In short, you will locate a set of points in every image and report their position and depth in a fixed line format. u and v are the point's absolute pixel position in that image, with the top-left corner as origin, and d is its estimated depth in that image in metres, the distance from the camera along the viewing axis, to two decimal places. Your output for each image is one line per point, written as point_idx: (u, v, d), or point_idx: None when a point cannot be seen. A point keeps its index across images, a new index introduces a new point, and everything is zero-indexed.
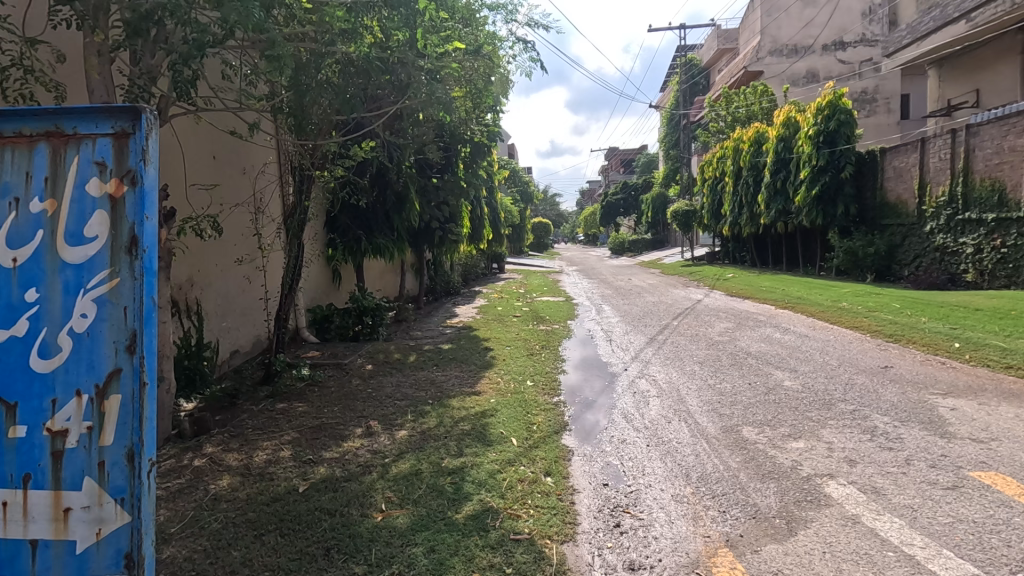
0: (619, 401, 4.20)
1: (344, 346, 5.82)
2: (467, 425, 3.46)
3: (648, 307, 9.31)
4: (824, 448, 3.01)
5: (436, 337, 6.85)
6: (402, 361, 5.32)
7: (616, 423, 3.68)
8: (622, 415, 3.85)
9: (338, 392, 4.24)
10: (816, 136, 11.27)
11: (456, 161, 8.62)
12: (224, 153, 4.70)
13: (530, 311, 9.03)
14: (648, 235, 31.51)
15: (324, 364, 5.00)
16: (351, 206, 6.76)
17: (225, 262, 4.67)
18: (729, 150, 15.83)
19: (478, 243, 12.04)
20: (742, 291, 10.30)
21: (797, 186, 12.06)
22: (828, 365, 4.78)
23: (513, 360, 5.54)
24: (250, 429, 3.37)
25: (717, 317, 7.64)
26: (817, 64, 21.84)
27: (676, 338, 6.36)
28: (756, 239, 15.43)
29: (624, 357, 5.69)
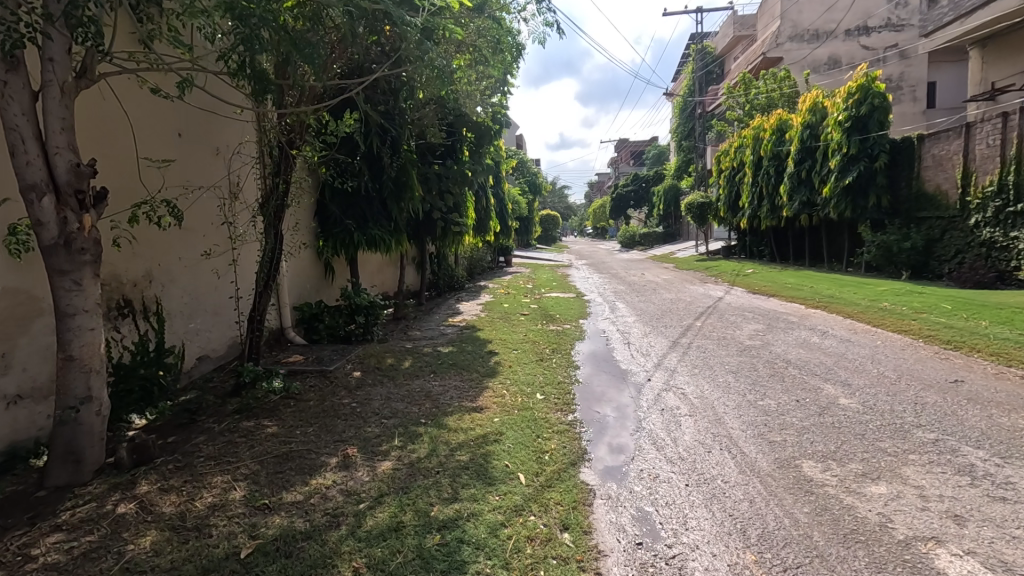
0: (643, 420, 3.60)
1: (332, 349, 5.23)
2: (464, 455, 2.86)
3: (666, 305, 8.65)
4: (915, 496, 2.38)
5: (435, 338, 6.25)
6: (396, 368, 4.72)
7: (643, 450, 3.08)
8: (650, 439, 3.24)
9: (317, 407, 3.64)
10: (846, 122, 10.58)
11: (461, 146, 8.01)
12: (191, 128, 4.09)
13: (539, 309, 8.39)
14: (659, 228, 30.73)
15: (307, 371, 4.42)
16: (344, 193, 6.17)
17: (190, 256, 4.08)
18: (748, 139, 15.08)
19: (483, 236, 11.40)
20: (765, 288, 9.61)
21: (824, 176, 11.34)
22: (884, 378, 4.13)
23: (520, 367, 4.92)
24: (200, 458, 2.79)
25: (743, 318, 6.98)
26: (839, 50, 20.95)
27: (701, 343, 5.72)
28: (776, 233, 14.68)
29: (646, 364, 5.06)
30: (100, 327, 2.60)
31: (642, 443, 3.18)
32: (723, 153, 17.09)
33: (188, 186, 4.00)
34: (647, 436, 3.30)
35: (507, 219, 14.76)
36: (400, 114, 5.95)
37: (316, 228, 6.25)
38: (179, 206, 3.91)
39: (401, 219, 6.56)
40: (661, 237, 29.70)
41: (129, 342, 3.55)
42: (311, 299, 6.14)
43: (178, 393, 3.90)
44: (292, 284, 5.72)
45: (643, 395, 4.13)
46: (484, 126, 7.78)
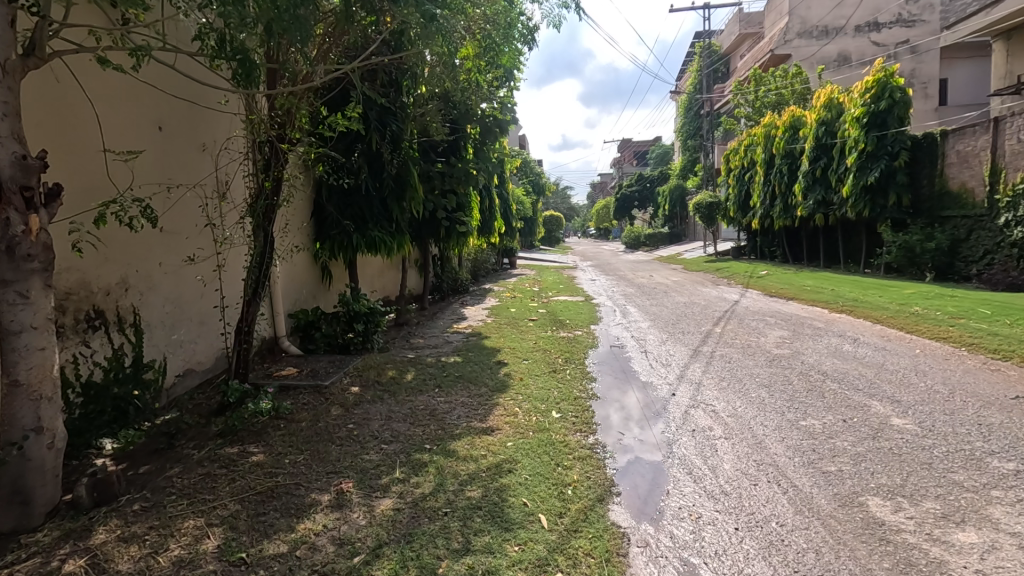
0: (673, 443, 3.22)
1: (329, 360, 4.86)
2: (475, 492, 2.48)
3: (681, 309, 8.26)
4: (1016, 548, 1.99)
5: (440, 346, 5.88)
6: (397, 382, 4.35)
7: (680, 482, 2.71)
8: (684, 468, 2.87)
9: (309, 430, 3.27)
10: (864, 118, 10.17)
11: (465, 144, 7.65)
12: (173, 122, 3.74)
13: (548, 314, 8.01)
14: (665, 228, 30.34)
15: (300, 386, 4.05)
16: (341, 192, 5.82)
17: (172, 260, 3.72)
18: (758, 137, 14.70)
19: (488, 237, 11.04)
20: (783, 291, 9.23)
21: (840, 174, 10.94)
22: (936, 393, 3.74)
23: (532, 379, 4.55)
24: (172, 496, 2.42)
25: (765, 324, 6.59)
26: (849, 47, 20.55)
27: (725, 352, 5.33)
28: (789, 233, 14.28)
29: (668, 376, 4.69)
30: (52, 346, 2.23)
31: (677, 474, 2.80)
32: (732, 151, 16.70)
33: (169, 184, 3.64)
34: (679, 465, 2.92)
35: (512, 220, 14.40)
36: (400, 108, 5.59)
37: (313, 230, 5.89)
38: (158, 206, 3.55)
39: (402, 220, 6.20)
40: (667, 237, 29.30)
41: (100, 357, 3.18)
42: (307, 305, 5.78)
43: (158, 413, 3.53)
44: (287, 289, 5.38)
45: (669, 414, 3.76)
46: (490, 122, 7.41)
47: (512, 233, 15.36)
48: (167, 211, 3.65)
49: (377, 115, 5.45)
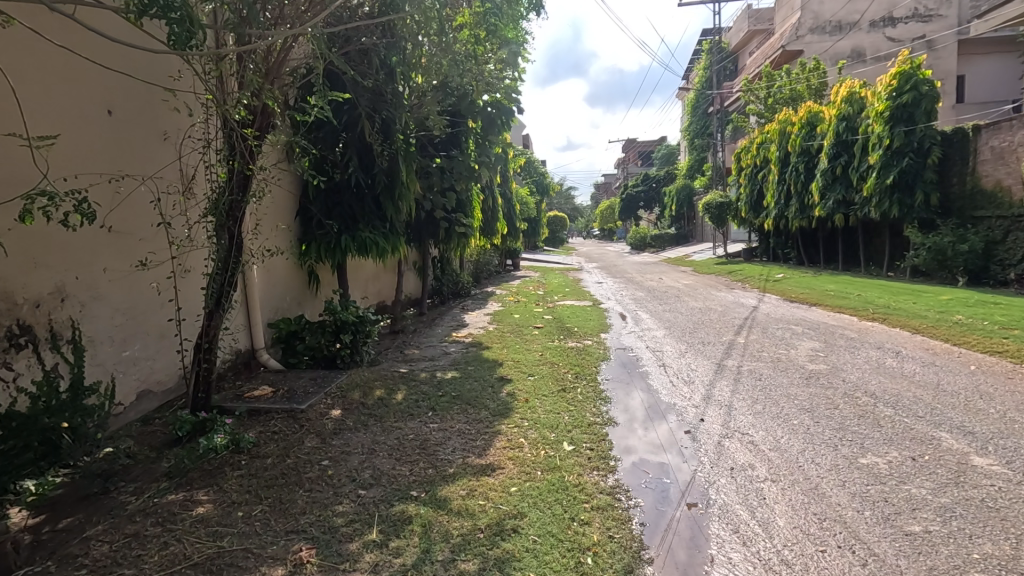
0: (674, 447, 3.22)
1: (312, 376, 4.35)
2: (471, 565, 1.96)
3: (698, 315, 7.71)
4: None
5: (436, 359, 5.36)
6: (385, 404, 3.82)
7: (689, 504, 2.51)
8: (679, 485, 2.72)
9: (275, 469, 2.75)
10: (887, 113, 9.59)
11: (466, 137, 7.13)
12: (124, 106, 3.23)
13: (554, 321, 7.48)
14: (671, 229, 29.84)
15: (272, 410, 3.52)
16: (329, 188, 5.34)
17: (120, 265, 3.19)
18: (772, 134, 14.16)
19: (491, 238, 10.53)
20: (804, 296, 8.68)
21: (862, 172, 10.38)
22: (1014, 423, 3.19)
23: (539, 400, 4.02)
24: (81, 573, 1.89)
25: (792, 334, 6.03)
26: (864, 42, 19.93)
27: (753, 367, 4.79)
28: (804, 235, 13.72)
29: (692, 395, 4.16)
30: None
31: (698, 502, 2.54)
32: (744, 149, 16.12)
33: (115, 176, 3.12)
34: (679, 484, 2.73)
35: (515, 220, 13.88)
36: (393, 95, 4.96)
37: (296, 231, 5.38)
38: (99, 201, 3.03)
39: (396, 219, 5.70)
40: (674, 238, 28.71)
41: (26, 382, 2.65)
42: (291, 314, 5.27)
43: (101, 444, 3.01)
44: (266, 298, 4.86)
45: (698, 445, 3.23)
46: (493, 111, 6.85)
47: (516, 234, 14.85)
48: (114, 208, 3.14)
49: (368, 103, 4.88)
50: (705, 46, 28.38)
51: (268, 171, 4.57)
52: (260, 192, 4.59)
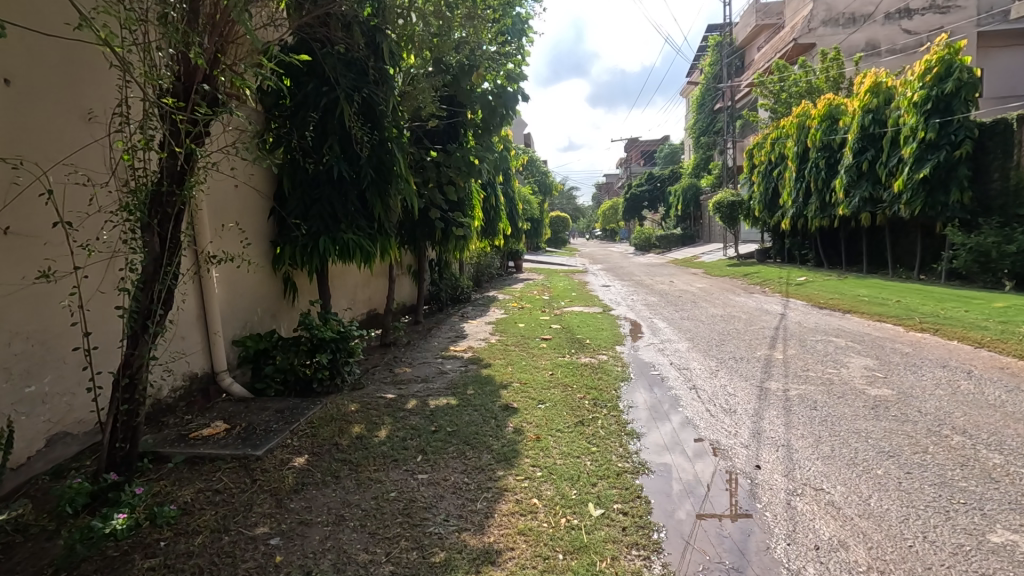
0: (678, 447, 3.22)
1: (280, 406, 3.62)
2: None
3: (721, 324, 7.03)
4: None
5: (430, 381, 4.62)
6: (364, 446, 3.11)
7: (696, 515, 2.43)
8: (682, 484, 2.75)
9: (205, 556, 2.03)
10: (923, 103, 8.83)
11: (465, 127, 6.45)
12: (29, 73, 2.53)
13: (563, 331, 6.77)
14: (677, 229, 29.15)
15: (218, 458, 2.80)
16: (305, 181, 4.67)
17: (11, 278, 2.46)
18: (787, 130, 13.50)
19: (492, 239, 9.86)
20: (834, 301, 7.98)
21: (892, 168, 9.65)
22: None
23: (553, 437, 3.32)
24: None
25: (836, 349, 5.30)
26: (879, 35, 19.20)
27: (803, 392, 4.06)
28: (823, 235, 13.02)
29: (735, 429, 3.46)
30: None
31: (710, 513, 2.44)
32: (757, 146, 15.39)
33: (5, 162, 2.39)
34: (681, 482, 2.77)
35: (518, 220, 13.19)
36: (385, 77, 4.60)
37: (265, 233, 4.67)
38: None
39: (385, 218, 5.00)
40: (680, 239, 27.96)
41: None
42: (261, 331, 4.55)
43: None
44: (228, 312, 4.14)
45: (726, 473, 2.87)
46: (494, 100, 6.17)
47: (519, 235, 14.18)
48: (9, 203, 2.43)
49: (349, 82, 4.39)
50: (711, 41, 27.67)
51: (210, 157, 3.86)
52: (207, 182, 3.87)
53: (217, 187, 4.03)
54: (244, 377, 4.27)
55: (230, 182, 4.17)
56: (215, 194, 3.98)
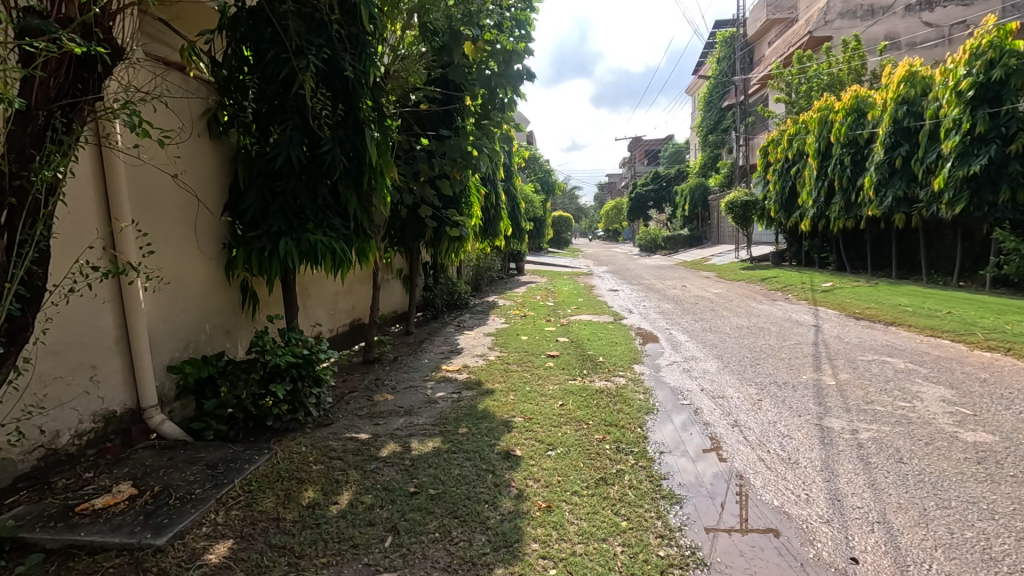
0: (681, 446, 3.26)
1: (216, 453, 2.82)
2: None
3: (750, 338, 6.22)
4: None
5: (414, 413, 3.81)
6: (314, 522, 2.30)
7: None
8: (684, 483, 2.79)
9: None
10: (968, 92, 8.02)
11: (461, 113, 5.67)
12: None
13: (573, 346, 5.96)
14: (684, 230, 28.25)
15: (104, 546, 2.01)
16: (266, 172, 3.91)
17: None
18: (808, 124, 12.74)
19: (493, 239, 9.10)
20: (872, 312, 7.18)
21: (929, 164, 8.87)
22: None
23: (566, 506, 2.52)
24: None
25: (896, 373, 4.49)
26: (899, 28, 18.40)
27: (878, 435, 3.25)
28: (846, 236, 12.25)
29: (802, 492, 2.67)
30: None
31: (715, 527, 2.36)
32: (773, 142, 14.60)
33: None
34: (681, 482, 2.81)
35: (521, 219, 12.42)
36: (360, 44, 3.82)
37: (217, 233, 3.89)
38: None
39: (362, 217, 4.23)
40: (687, 241, 27.05)
41: None
42: (211, 352, 3.78)
43: None
44: (166, 332, 3.36)
45: (727, 474, 2.90)
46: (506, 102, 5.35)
47: (521, 235, 13.37)
48: None
49: (317, 51, 3.61)
50: (720, 37, 26.93)
51: (129, 138, 3.09)
52: (129, 169, 3.10)
53: (147, 177, 3.26)
54: (184, 412, 3.45)
55: (166, 172, 3.39)
56: (143, 185, 3.20)
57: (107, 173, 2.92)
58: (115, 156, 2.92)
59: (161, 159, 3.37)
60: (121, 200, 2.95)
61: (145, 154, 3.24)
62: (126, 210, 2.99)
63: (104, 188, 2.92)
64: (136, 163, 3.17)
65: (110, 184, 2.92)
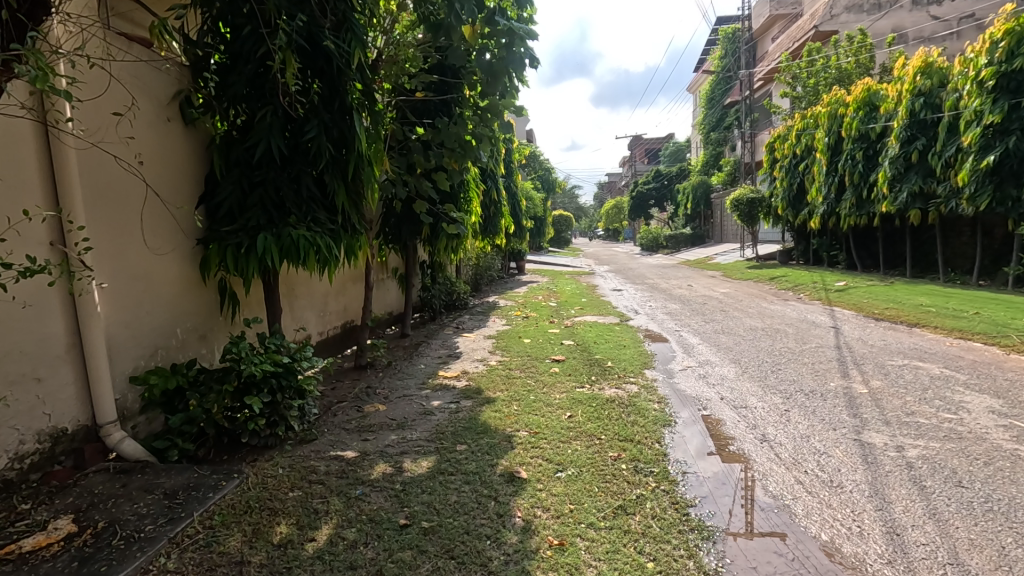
0: (682, 446, 3.18)
1: (176, 479, 2.46)
2: None
3: (767, 341, 5.85)
4: None
5: (407, 427, 3.44)
6: (285, 567, 1.94)
7: None
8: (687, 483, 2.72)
9: None
10: (990, 82, 7.64)
11: (460, 103, 5.33)
12: None
13: (579, 349, 5.59)
14: (687, 229, 27.85)
15: None
16: (244, 161, 3.55)
17: None
18: (817, 119, 12.40)
19: (493, 237, 8.75)
20: (893, 313, 6.81)
21: (948, 158, 8.53)
22: None
23: (581, 542, 2.17)
24: None
25: (933, 380, 4.13)
26: (906, 22, 18.02)
27: (928, 454, 2.89)
28: (857, 233, 11.90)
29: (853, 524, 2.31)
30: None
31: (739, 551, 2.12)
32: (780, 138, 14.25)
33: None
34: (683, 482, 2.74)
35: (521, 217, 12.07)
36: (347, 20, 3.47)
37: (190, 228, 3.52)
38: None
39: (350, 210, 3.89)
40: (690, 240, 26.67)
41: None
42: (183, 359, 3.42)
43: None
44: (128, 338, 3.00)
45: (731, 474, 2.82)
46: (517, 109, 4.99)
47: (522, 234, 13.00)
48: None
49: (298, 26, 3.25)
50: (722, 33, 26.63)
51: (82, 120, 2.74)
52: (83, 156, 2.74)
53: (105, 165, 2.90)
54: (149, 428, 3.08)
55: (129, 160, 3.04)
56: (100, 174, 2.85)
57: (55, 158, 2.57)
58: (64, 139, 2.57)
59: (122, 145, 3.01)
60: (72, 190, 2.60)
61: (104, 139, 2.89)
62: (78, 201, 2.64)
63: (53, 176, 2.57)
64: (92, 149, 2.81)
65: (58, 171, 2.57)
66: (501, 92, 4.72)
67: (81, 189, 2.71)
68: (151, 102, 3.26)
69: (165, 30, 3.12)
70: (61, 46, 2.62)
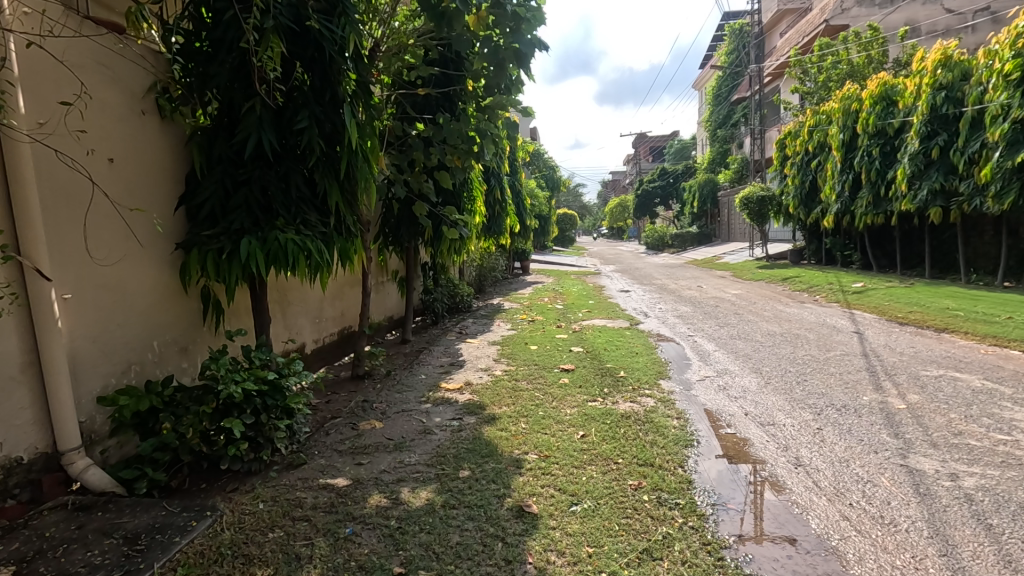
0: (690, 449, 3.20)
1: (141, 519, 2.17)
2: None
3: (788, 348, 5.51)
4: None
5: (405, 449, 3.14)
6: None
7: None
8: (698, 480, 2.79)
9: None
10: (1015, 75, 7.28)
11: (463, 98, 5.05)
12: None
13: (589, 357, 5.28)
14: (693, 227, 27.45)
15: None
16: (228, 159, 3.27)
17: None
18: (830, 115, 12.07)
19: (497, 237, 8.47)
20: (917, 317, 6.48)
21: (971, 154, 8.19)
22: None
23: None
24: None
25: (975, 394, 3.81)
26: (919, 15, 17.62)
27: (987, 484, 2.58)
28: (872, 232, 11.55)
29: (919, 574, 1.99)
30: None
31: None
32: (791, 135, 13.90)
33: None
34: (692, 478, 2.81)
35: (526, 216, 11.77)
36: (338, 4, 3.18)
37: (169, 231, 3.23)
38: None
39: (343, 210, 3.60)
40: (697, 238, 26.30)
41: None
42: (160, 374, 3.13)
43: None
44: (96, 352, 2.72)
45: (739, 474, 2.87)
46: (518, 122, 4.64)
47: (526, 233, 12.69)
48: None
49: (283, 10, 2.96)
50: (729, 29, 26.26)
51: (41, 115, 2.46)
52: (41, 154, 2.46)
53: (70, 164, 2.62)
54: (120, 452, 2.79)
55: (96, 159, 2.75)
56: (63, 174, 2.57)
57: (7, 157, 2.29)
58: (17, 136, 2.29)
59: (89, 142, 2.73)
60: (27, 192, 2.32)
61: (68, 135, 2.60)
62: (35, 205, 2.36)
63: (4, 177, 2.29)
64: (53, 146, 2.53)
65: (11, 172, 2.29)
66: (507, 85, 4.42)
67: (39, 191, 2.43)
68: (124, 93, 2.96)
69: (143, 16, 2.80)
70: (12, 29, 2.33)
